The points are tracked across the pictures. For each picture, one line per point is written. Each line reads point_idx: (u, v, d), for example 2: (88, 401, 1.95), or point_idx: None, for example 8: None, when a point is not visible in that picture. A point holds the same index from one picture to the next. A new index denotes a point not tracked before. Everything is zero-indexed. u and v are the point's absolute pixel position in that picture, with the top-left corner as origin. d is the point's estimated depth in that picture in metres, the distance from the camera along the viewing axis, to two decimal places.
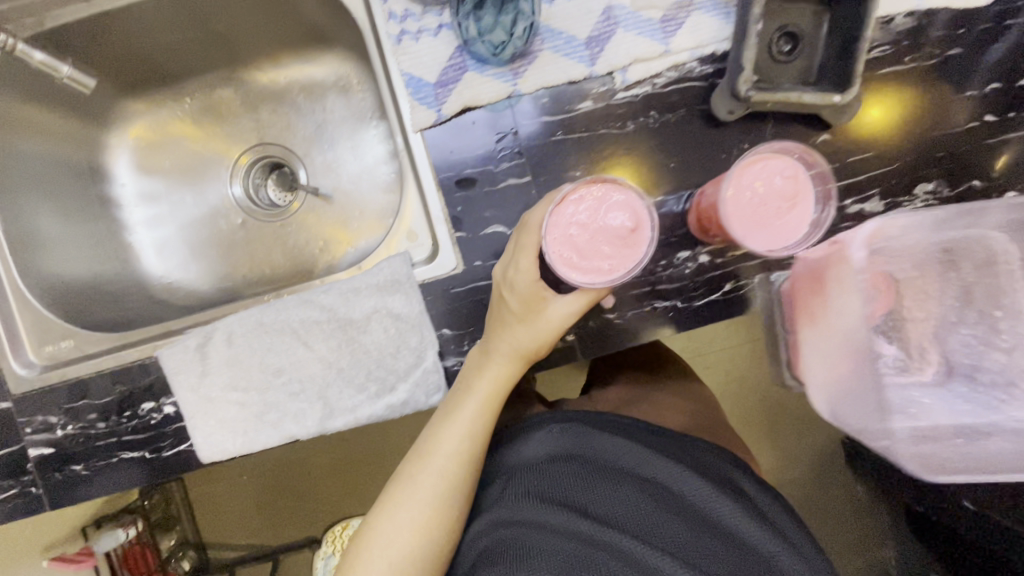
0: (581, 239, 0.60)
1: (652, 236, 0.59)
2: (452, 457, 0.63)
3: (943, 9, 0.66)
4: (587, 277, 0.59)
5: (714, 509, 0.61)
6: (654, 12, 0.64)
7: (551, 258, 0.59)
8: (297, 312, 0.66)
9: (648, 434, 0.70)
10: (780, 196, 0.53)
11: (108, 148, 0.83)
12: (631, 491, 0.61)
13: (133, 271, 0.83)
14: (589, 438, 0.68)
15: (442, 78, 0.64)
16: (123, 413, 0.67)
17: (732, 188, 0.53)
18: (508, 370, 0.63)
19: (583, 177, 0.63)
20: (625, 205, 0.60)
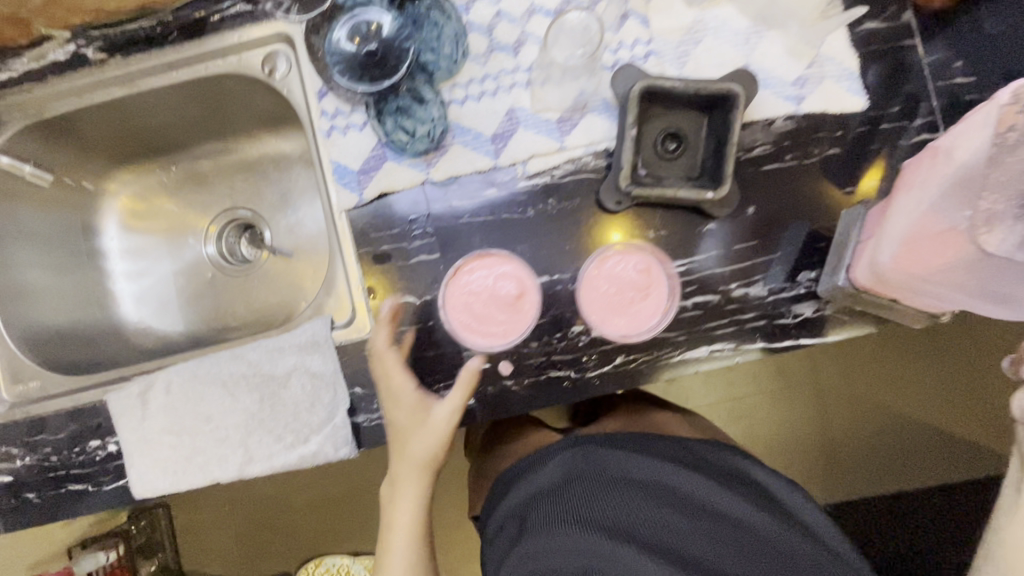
0: (478, 310, 0.71)
1: (535, 299, 0.71)
2: (407, 537, 0.75)
3: (823, 113, 0.72)
4: (490, 340, 0.71)
5: (709, 499, 0.69)
6: (551, 114, 0.72)
7: (456, 329, 0.71)
8: (227, 366, 0.74)
9: (647, 446, 0.78)
10: (632, 289, 0.71)
11: (102, 211, 0.96)
12: (634, 495, 0.69)
13: (112, 318, 0.93)
14: (594, 456, 0.75)
15: (364, 166, 0.73)
16: (74, 448, 0.76)
17: (593, 285, 0.71)
18: (416, 491, 0.75)
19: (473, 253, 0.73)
20: (509, 278, 0.72)
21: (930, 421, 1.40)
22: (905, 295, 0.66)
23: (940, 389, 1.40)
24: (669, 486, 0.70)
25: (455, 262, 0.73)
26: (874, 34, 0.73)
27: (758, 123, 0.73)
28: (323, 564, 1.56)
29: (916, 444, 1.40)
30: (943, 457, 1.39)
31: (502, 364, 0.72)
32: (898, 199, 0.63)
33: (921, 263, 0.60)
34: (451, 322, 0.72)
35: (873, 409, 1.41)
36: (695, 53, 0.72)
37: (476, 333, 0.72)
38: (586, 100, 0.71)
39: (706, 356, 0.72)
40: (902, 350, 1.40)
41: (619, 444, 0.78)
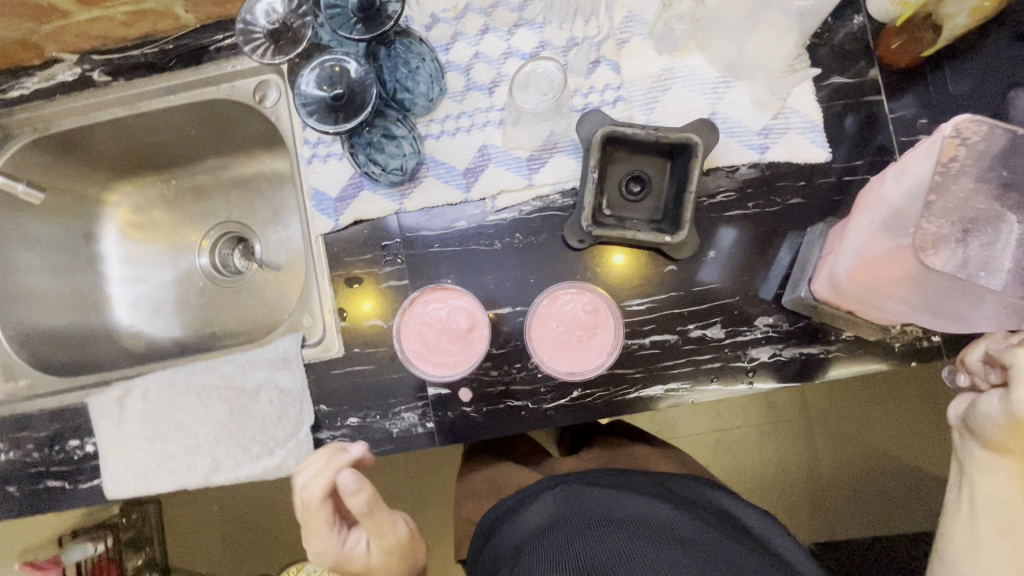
0: (431, 338, 0.74)
1: (486, 333, 0.74)
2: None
3: (787, 162, 0.74)
4: (440, 369, 0.74)
5: (691, 531, 0.65)
6: (521, 152, 0.75)
7: (408, 354, 0.75)
8: (201, 377, 0.78)
9: (632, 483, 0.78)
10: (578, 328, 0.72)
11: (103, 220, 1.02)
12: (613, 531, 0.66)
13: (105, 321, 0.98)
14: (577, 495, 0.75)
15: (341, 194, 0.77)
16: (54, 446, 0.80)
17: (540, 322, 0.74)
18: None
19: (431, 287, 0.76)
20: (463, 309, 0.74)
21: (921, 467, 1.38)
22: (860, 308, 0.67)
23: (932, 435, 1.38)
24: (652, 521, 0.67)
25: (413, 293, 0.76)
26: (843, 87, 0.75)
27: (722, 170, 0.75)
28: (304, 571, 1.55)
29: (905, 490, 1.38)
30: (934, 504, 1.37)
31: (462, 391, 0.75)
32: (854, 216, 0.64)
33: (876, 279, 0.60)
34: (406, 350, 0.74)
35: (863, 452, 1.39)
36: (663, 99, 0.75)
37: (429, 363, 0.74)
38: (556, 140, 0.75)
39: (661, 394, 0.74)
40: (893, 394, 1.39)
41: (604, 484, 0.77)
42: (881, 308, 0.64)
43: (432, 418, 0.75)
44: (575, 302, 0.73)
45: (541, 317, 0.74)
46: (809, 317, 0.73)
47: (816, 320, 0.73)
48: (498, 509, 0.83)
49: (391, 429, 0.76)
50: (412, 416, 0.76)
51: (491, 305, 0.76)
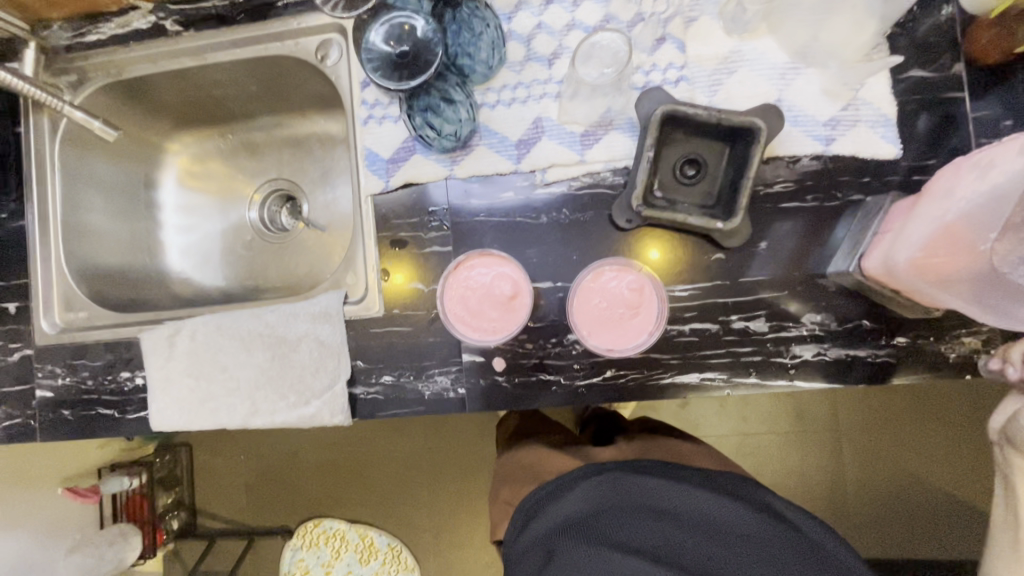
0: (472, 302, 0.74)
1: (529, 302, 0.73)
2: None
3: (852, 157, 0.71)
4: (479, 334, 0.74)
5: (742, 526, 0.70)
6: (576, 127, 0.74)
7: (449, 316, 0.75)
8: (246, 324, 0.80)
9: (673, 473, 0.78)
10: (622, 305, 0.71)
11: (163, 168, 1.06)
12: (668, 525, 0.70)
13: (158, 265, 1.03)
14: (622, 487, 0.75)
15: (394, 156, 0.78)
16: (107, 376, 0.85)
17: (583, 296, 0.73)
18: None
19: (477, 252, 0.76)
20: (507, 276, 0.74)
21: (961, 498, 1.33)
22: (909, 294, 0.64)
23: (976, 466, 1.32)
24: (705, 518, 0.71)
25: (458, 258, 0.77)
26: (922, 82, 0.71)
27: (783, 160, 0.72)
28: (322, 525, 1.65)
29: (941, 519, 1.33)
30: (971, 536, 1.32)
31: (496, 360, 0.76)
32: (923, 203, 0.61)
33: (939, 271, 0.58)
34: (447, 313, 0.75)
35: (900, 476, 1.35)
36: (728, 83, 0.72)
37: (468, 327, 0.75)
38: (612, 117, 0.73)
39: (696, 383, 0.73)
40: (936, 418, 1.34)
41: (646, 471, 0.77)
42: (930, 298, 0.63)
43: (464, 385, 0.76)
44: (620, 279, 0.72)
45: (585, 291, 0.73)
46: (860, 319, 0.71)
47: (867, 322, 0.71)
48: (536, 488, 0.83)
49: (423, 391, 0.77)
50: (445, 380, 0.77)
51: (531, 278, 0.76)
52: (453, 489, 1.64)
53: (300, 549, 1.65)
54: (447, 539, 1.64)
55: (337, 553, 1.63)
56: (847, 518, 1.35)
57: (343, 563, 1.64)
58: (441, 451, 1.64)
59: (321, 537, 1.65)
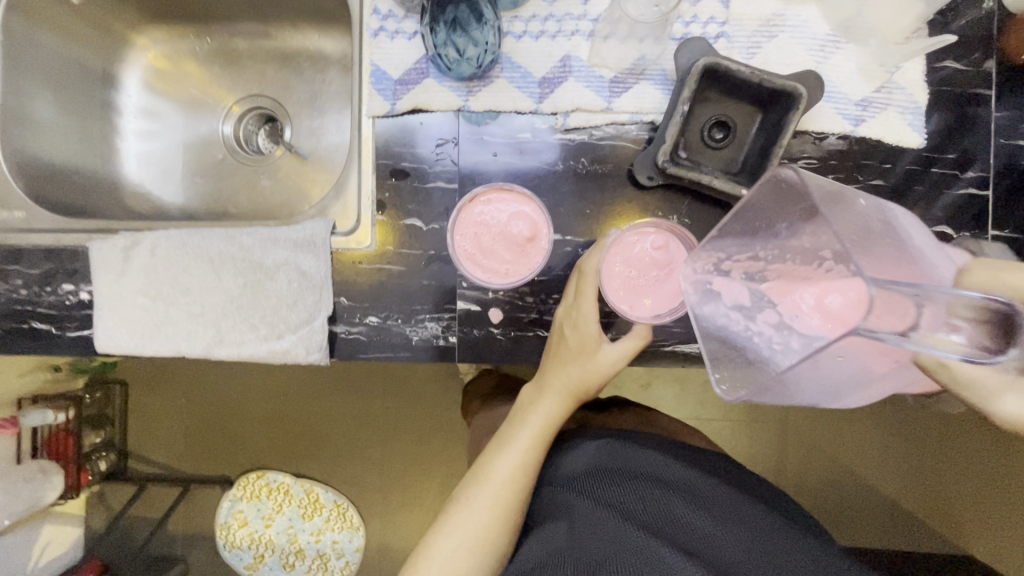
0: (485, 240, 0.69)
1: (547, 246, 0.69)
2: (506, 483, 0.63)
3: (878, 141, 0.70)
4: (487, 274, 0.69)
5: (734, 508, 0.63)
6: (606, 71, 0.69)
7: (457, 253, 0.70)
8: (216, 244, 0.72)
9: (669, 448, 0.73)
10: (654, 267, 0.67)
11: (128, 63, 0.94)
12: (660, 495, 0.63)
13: (112, 171, 0.91)
14: (620, 453, 0.70)
15: (404, 77, 0.71)
16: (46, 287, 0.74)
17: (611, 268, 0.68)
18: (559, 406, 0.68)
19: (489, 185, 0.71)
20: (525, 215, 0.69)
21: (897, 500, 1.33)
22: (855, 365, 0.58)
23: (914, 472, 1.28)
24: (703, 492, 0.64)
25: (475, 190, 0.71)
26: (953, 74, 0.70)
27: (810, 135, 0.70)
28: (265, 478, 1.56)
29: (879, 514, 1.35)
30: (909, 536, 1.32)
31: (492, 311, 0.71)
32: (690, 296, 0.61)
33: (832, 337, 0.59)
34: (457, 251, 0.70)
35: (838, 469, 1.39)
36: (767, 47, 0.69)
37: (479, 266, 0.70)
38: (645, 66, 0.69)
39: (695, 354, 0.71)
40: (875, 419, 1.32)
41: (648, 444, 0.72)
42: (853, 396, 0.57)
43: (455, 333, 0.72)
44: (643, 240, 0.68)
45: (611, 267, 0.67)
46: None
47: None
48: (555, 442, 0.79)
49: (411, 336, 0.72)
50: (436, 327, 0.72)
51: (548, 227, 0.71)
52: (409, 450, 1.59)
53: (238, 501, 1.56)
54: (397, 499, 1.60)
55: (279, 506, 1.55)
56: None
57: (284, 517, 1.55)
58: (401, 411, 1.59)
59: (262, 489, 1.56)
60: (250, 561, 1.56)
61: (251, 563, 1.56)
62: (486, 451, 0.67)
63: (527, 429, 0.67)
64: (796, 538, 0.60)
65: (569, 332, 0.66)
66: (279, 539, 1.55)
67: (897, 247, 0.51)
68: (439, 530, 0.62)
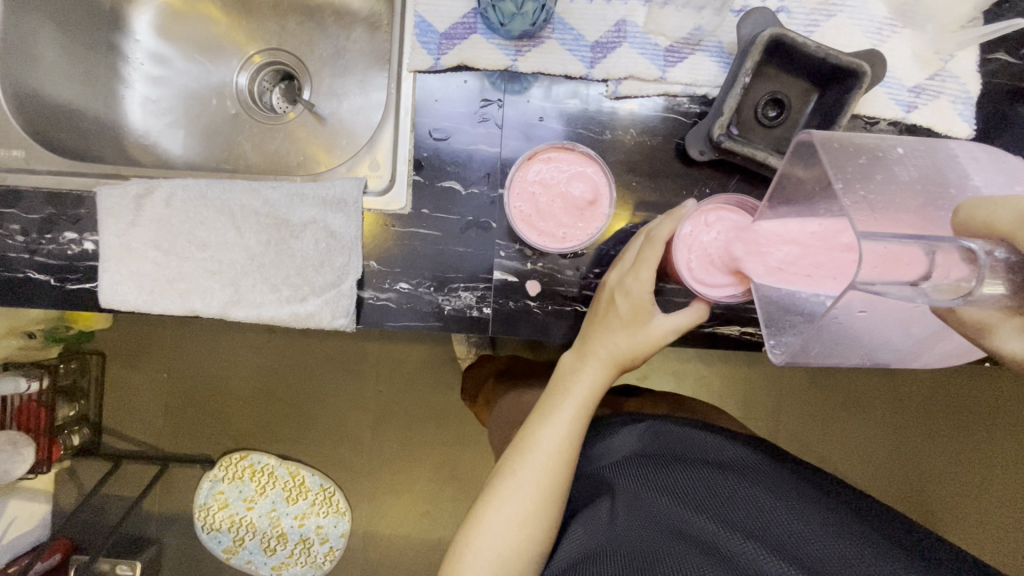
0: (542, 200, 0.64)
1: (607, 212, 0.64)
2: (552, 456, 0.61)
3: (927, 128, 0.69)
4: (541, 238, 0.64)
5: (787, 482, 0.62)
6: (661, 40, 0.67)
7: (511, 213, 0.64)
8: (238, 197, 0.67)
9: (713, 428, 0.71)
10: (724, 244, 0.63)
11: (138, 4, 0.87)
12: (712, 474, 0.62)
13: (115, 118, 0.86)
14: (667, 436, 0.69)
15: (449, 31, 0.67)
16: (44, 234, 0.68)
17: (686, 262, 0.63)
18: (605, 375, 0.65)
19: (551, 144, 0.65)
20: (588, 179, 0.64)
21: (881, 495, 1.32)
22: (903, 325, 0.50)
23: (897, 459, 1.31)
24: (753, 468, 0.63)
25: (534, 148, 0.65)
26: (1005, 66, 0.70)
27: (861, 119, 0.69)
28: (248, 459, 1.52)
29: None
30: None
31: (530, 283, 0.69)
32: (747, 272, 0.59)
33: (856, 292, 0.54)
34: (512, 211, 0.64)
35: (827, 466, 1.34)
36: (824, 26, 0.68)
37: (534, 228, 0.64)
38: (701, 37, 0.67)
39: (735, 336, 0.71)
40: (860, 413, 1.34)
41: (690, 425, 0.71)
42: (925, 350, 0.56)
43: (490, 305, 0.69)
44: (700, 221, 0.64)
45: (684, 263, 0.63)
46: None
47: None
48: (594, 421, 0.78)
49: (443, 305, 0.69)
50: (470, 297, 0.69)
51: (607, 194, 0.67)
52: (403, 436, 1.55)
53: (219, 482, 1.52)
54: (389, 484, 1.55)
55: (263, 488, 1.52)
56: None
57: (267, 500, 1.52)
58: (397, 394, 1.54)
59: (246, 471, 1.52)
60: (228, 544, 1.52)
61: (230, 546, 1.52)
62: (527, 423, 0.65)
63: (570, 399, 0.64)
64: (857, 510, 0.59)
65: (620, 298, 0.64)
66: (261, 522, 1.52)
67: (933, 191, 0.50)
68: (487, 506, 0.60)
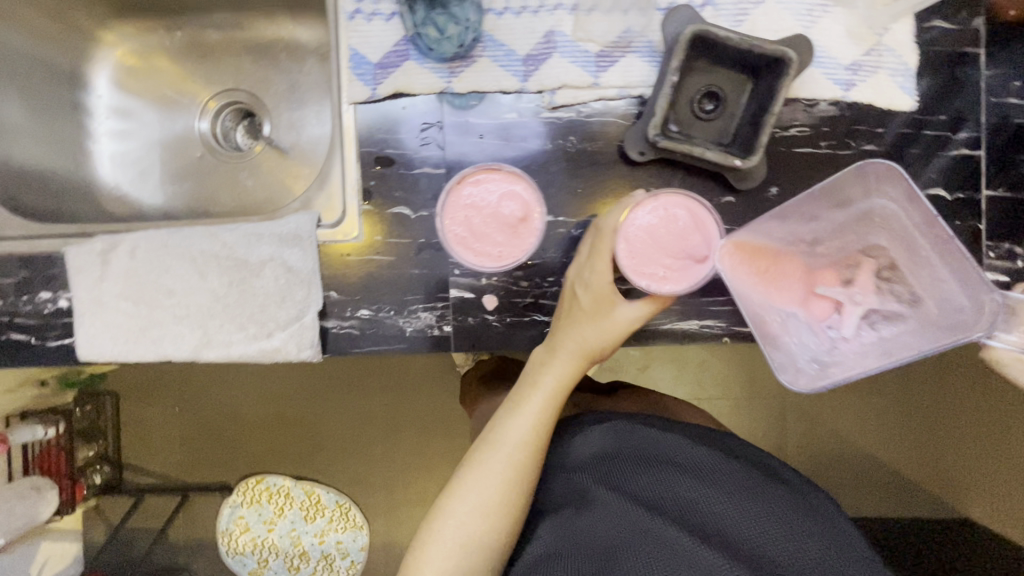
0: (476, 221, 0.67)
1: (540, 227, 0.67)
2: (519, 446, 0.64)
3: (869, 105, 0.69)
4: (479, 258, 0.67)
5: (741, 478, 0.63)
6: (592, 46, 0.68)
7: (447, 237, 0.67)
8: (198, 242, 0.70)
9: (678, 428, 0.73)
10: (660, 247, 0.65)
11: (96, 61, 0.91)
12: (671, 473, 0.64)
13: (85, 174, 0.89)
14: (629, 436, 0.70)
15: (383, 61, 0.69)
16: (21, 296, 0.72)
17: (639, 276, 0.64)
18: (575, 367, 0.67)
19: (477, 168, 0.67)
20: (517, 197, 0.67)
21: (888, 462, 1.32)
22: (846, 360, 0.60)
23: (912, 437, 1.30)
24: (711, 466, 0.64)
25: (463, 171, 0.68)
26: (943, 34, 0.69)
27: (801, 103, 0.69)
28: (264, 482, 1.56)
29: (865, 476, 1.33)
30: (899, 500, 1.32)
31: (486, 298, 0.70)
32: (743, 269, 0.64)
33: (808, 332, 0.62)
34: (447, 234, 0.67)
35: (841, 447, 1.33)
36: (754, 14, 0.68)
37: (470, 249, 0.67)
38: (631, 39, 0.67)
39: (694, 331, 0.70)
40: (870, 394, 1.32)
41: (655, 425, 0.72)
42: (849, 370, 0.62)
43: (450, 322, 0.70)
44: (635, 231, 0.65)
45: (637, 276, 0.64)
46: None
47: None
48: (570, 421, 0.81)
49: (404, 327, 0.70)
50: (430, 316, 0.70)
51: None
52: (410, 446, 1.57)
53: (239, 507, 1.55)
54: (402, 496, 1.58)
55: (281, 509, 1.55)
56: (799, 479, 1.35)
57: (287, 520, 1.56)
58: (399, 406, 1.57)
59: (263, 494, 1.55)
60: (253, 567, 1.55)
61: (254, 568, 1.55)
62: (497, 415, 0.68)
63: (540, 391, 0.66)
64: (808, 513, 0.60)
65: (584, 291, 0.65)
66: (283, 542, 1.56)
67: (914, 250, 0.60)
68: (453, 495, 0.63)
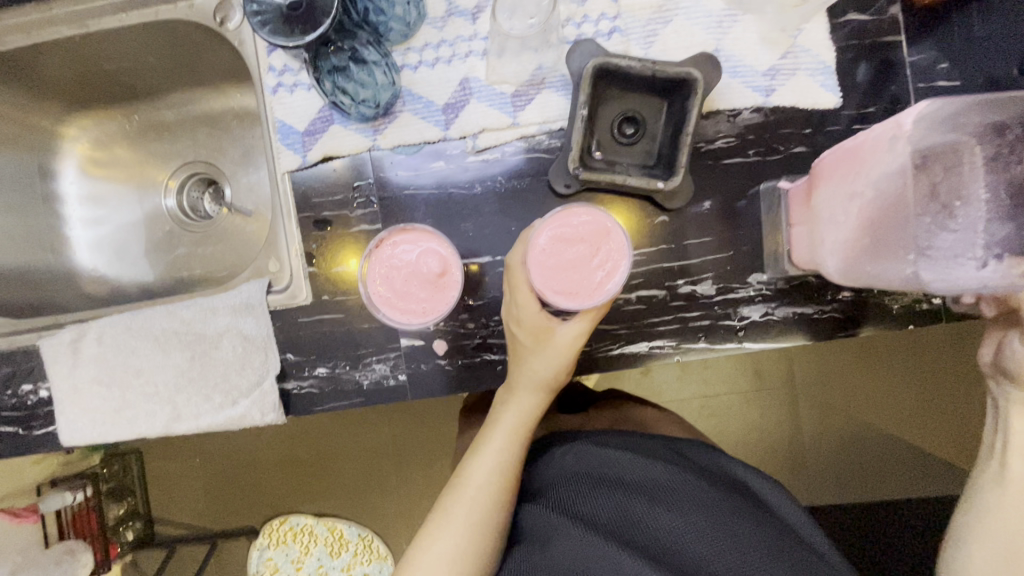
0: (399, 281, 0.68)
1: (459, 279, 0.67)
2: (482, 487, 0.66)
3: (793, 107, 0.68)
4: (405, 317, 0.67)
5: (696, 494, 0.65)
6: (506, 87, 0.69)
7: (375, 300, 0.68)
8: (160, 321, 0.73)
9: (642, 444, 0.75)
10: (573, 262, 0.65)
11: (61, 154, 0.96)
12: (626, 493, 0.66)
13: (62, 261, 0.94)
14: (592, 456, 0.73)
15: (310, 128, 0.71)
16: (5, 391, 0.76)
17: (591, 296, 0.65)
18: (532, 401, 0.69)
19: (389, 231, 0.69)
20: (435, 252, 0.68)
21: (920, 444, 1.25)
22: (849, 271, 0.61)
23: (925, 409, 1.25)
24: (668, 483, 0.66)
25: (381, 234, 0.70)
26: (861, 26, 0.68)
27: (723, 114, 0.69)
28: (288, 522, 1.56)
29: (897, 462, 1.25)
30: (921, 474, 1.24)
31: (436, 343, 0.71)
32: (864, 147, 0.58)
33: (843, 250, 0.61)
34: (373, 297, 0.68)
35: (858, 429, 1.27)
36: (663, 33, 0.68)
37: (396, 309, 0.68)
38: (543, 76, 0.69)
39: (645, 352, 0.70)
40: (882, 369, 1.26)
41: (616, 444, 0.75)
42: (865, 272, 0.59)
43: (404, 371, 0.72)
44: (542, 268, 0.65)
45: (581, 299, 0.65)
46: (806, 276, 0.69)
47: (813, 279, 0.69)
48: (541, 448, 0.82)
49: (361, 381, 0.72)
50: (384, 367, 0.72)
51: (471, 254, 0.71)
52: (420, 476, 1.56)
53: (266, 548, 1.55)
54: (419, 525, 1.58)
55: (307, 547, 1.54)
56: (824, 468, 1.27)
57: (313, 558, 1.54)
58: (405, 439, 1.56)
59: (288, 534, 1.55)
60: None
61: None
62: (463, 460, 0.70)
63: (499, 429, 0.69)
64: (760, 525, 0.62)
65: (522, 326, 0.67)
66: None
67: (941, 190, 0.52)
68: (421, 547, 0.63)
